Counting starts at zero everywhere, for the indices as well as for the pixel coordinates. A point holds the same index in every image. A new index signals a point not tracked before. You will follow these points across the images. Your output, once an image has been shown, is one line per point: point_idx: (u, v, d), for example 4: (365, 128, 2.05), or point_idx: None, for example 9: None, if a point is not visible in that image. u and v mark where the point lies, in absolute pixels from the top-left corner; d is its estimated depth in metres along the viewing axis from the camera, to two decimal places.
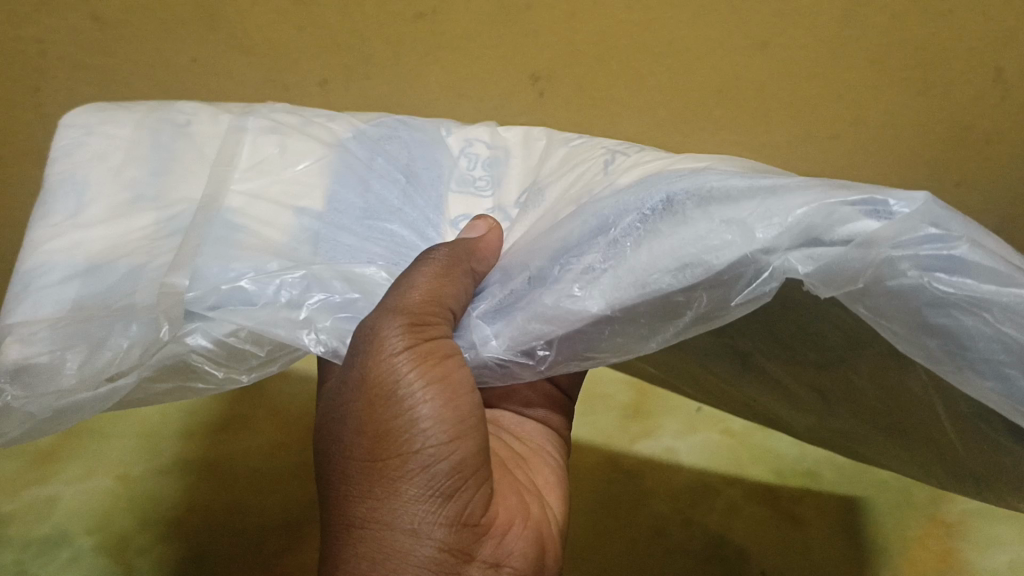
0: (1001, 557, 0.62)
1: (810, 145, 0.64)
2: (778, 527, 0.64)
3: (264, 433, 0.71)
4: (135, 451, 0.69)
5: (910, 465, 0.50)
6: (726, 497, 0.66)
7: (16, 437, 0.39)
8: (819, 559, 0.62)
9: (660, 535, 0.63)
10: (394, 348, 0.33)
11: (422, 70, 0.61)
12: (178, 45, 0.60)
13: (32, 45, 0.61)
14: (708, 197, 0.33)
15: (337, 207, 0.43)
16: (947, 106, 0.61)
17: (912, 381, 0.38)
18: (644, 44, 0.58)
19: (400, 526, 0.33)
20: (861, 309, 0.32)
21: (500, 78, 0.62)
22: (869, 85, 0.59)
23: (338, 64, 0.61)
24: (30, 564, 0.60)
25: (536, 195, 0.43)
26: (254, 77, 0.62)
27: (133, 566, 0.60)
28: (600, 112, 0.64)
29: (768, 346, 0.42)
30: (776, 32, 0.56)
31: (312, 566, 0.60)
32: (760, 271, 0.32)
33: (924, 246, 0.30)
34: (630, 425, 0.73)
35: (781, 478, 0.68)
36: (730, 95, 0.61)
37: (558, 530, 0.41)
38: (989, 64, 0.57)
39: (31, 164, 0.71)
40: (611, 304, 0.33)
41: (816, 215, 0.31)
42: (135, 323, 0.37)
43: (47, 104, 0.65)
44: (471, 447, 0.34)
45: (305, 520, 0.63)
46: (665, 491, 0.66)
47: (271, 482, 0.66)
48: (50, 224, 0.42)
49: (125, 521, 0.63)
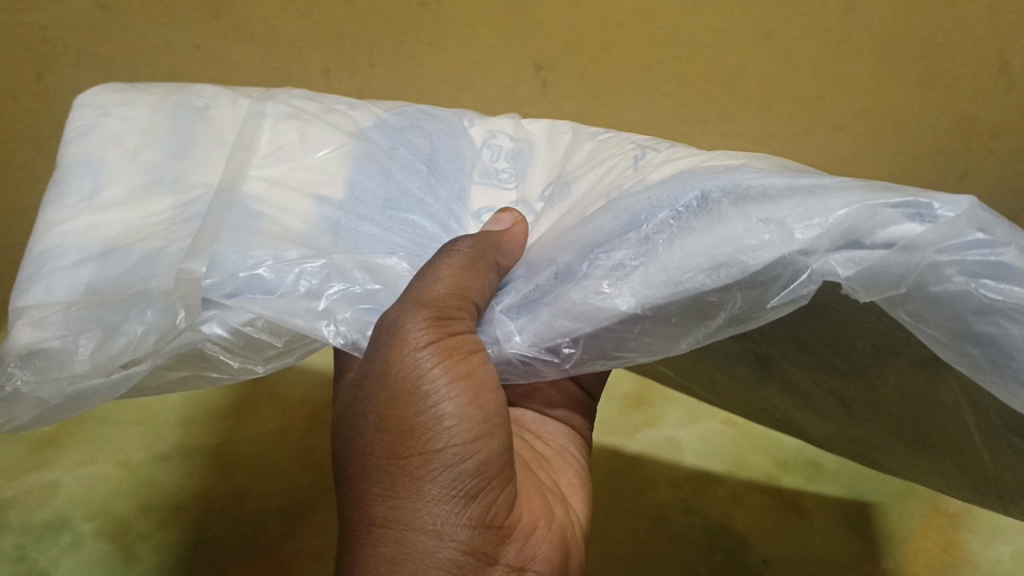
0: (1005, 548, 0.61)
1: (816, 140, 0.63)
2: (781, 517, 0.63)
3: (265, 420, 0.69)
4: (133, 436, 0.68)
5: (932, 476, 0.49)
6: (728, 487, 0.65)
7: (23, 423, 0.38)
8: (824, 550, 0.62)
9: (662, 523, 0.63)
10: (417, 343, 0.33)
11: (427, 55, 0.61)
12: (180, 32, 0.59)
13: (35, 31, 0.59)
14: (745, 195, 0.32)
15: (358, 196, 0.42)
16: (951, 104, 0.59)
17: (944, 393, 0.37)
18: (650, 36, 0.57)
19: (423, 526, 0.32)
20: (901, 314, 0.31)
21: (505, 67, 0.61)
22: (873, 78, 0.58)
23: (341, 49, 0.60)
24: (30, 548, 0.60)
25: (562, 189, 0.42)
26: (258, 65, 0.61)
27: (135, 552, 0.60)
28: (608, 98, 0.62)
29: (791, 351, 0.41)
30: (781, 22, 0.55)
31: (313, 555, 0.60)
32: (798, 274, 0.31)
33: (969, 252, 0.29)
34: (632, 413, 0.71)
35: (784, 469, 0.66)
36: (736, 85, 0.60)
37: (582, 533, 0.40)
38: (993, 56, 0.55)
39: (30, 151, 0.69)
40: (641, 303, 0.32)
41: (857, 216, 0.30)
42: (150, 309, 0.37)
43: (51, 91, 0.64)
44: (495, 446, 0.34)
45: (307, 510, 0.62)
46: (668, 479, 0.65)
47: (274, 465, 0.65)
48: (65, 206, 0.41)
49: (125, 506, 0.62)
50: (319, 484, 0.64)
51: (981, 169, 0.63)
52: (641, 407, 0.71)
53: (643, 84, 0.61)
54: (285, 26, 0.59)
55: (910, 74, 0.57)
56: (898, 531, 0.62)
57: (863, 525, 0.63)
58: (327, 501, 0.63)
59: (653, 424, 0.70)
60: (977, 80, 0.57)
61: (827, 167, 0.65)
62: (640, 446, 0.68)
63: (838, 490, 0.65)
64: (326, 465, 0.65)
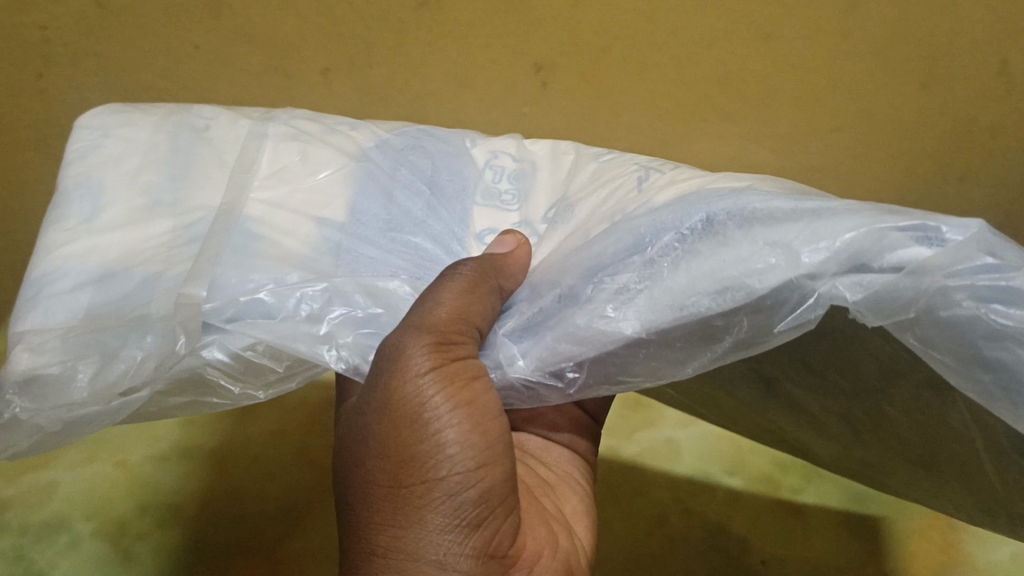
0: (1005, 549, 0.60)
1: (816, 145, 0.63)
2: (778, 519, 0.62)
3: (263, 420, 0.68)
4: (133, 437, 0.67)
5: (939, 499, 0.49)
6: (726, 489, 0.64)
7: (23, 450, 0.37)
8: (820, 552, 0.61)
9: (660, 523, 0.62)
10: (419, 369, 0.32)
11: (426, 57, 0.60)
12: (179, 31, 0.59)
13: (35, 31, 0.60)
14: (752, 218, 0.32)
15: (359, 218, 0.42)
16: (951, 105, 0.58)
17: (952, 415, 0.36)
18: (649, 37, 0.57)
19: (426, 557, 0.32)
20: (910, 339, 0.30)
21: (504, 68, 0.61)
22: (875, 80, 0.57)
23: (340, 50, 0.60)
24: (29, 548, 0.60)
25: (565, 211, 0.42)
26: (257, 66, 0.61)
27: (132, 553, 0.59)
28: (607, 99, 0.62)
29: (796, 373, 0.41)
30: (781, 23, 0.54)
31: (311, 553, 0.59)
32: (806, 298, 0.30)
33: (979, 277, 0.29)
34: (631, 415, 0.70)
35: (783, 470, 0.65)
36: (734, 87, 0.59)
37: (587, 561, 0.40)
38: (994, 56, 0.54)
39: (32, 153, 0.69)
40: (646, 327, 0.32)
41: (864, 240, 0.30)
42: (150, 334, 0.36)
43: (52, 91, 0.64)
44: (499, 474, 0.33)
45: (305, 508, 0.62)
46: (667, 482, 0.65)
47: (272, 467, 0.65)
48: (65, 228, 0.41)
49: (123, 506, 0.62)
50: (316, 483, 0.63)
51: (980, 173, 0.63)
52: (640, 409, 0.71)
53: (643, 87, 0.61)
54: (285, 29, 0.59)
55: (910, 77, 0.56)
56: (900, 539, 0.61)
57: (864, 530, 0.62)
58: (325, 499, 0.62)
59: (652, 425, 0.69)
60: (977, 81, 0.56)
61: (827, 170, 0.65)
62: (638, 448, 0.67)
63: (836, 500, 0.64)
64: (323, 465, 0.65)
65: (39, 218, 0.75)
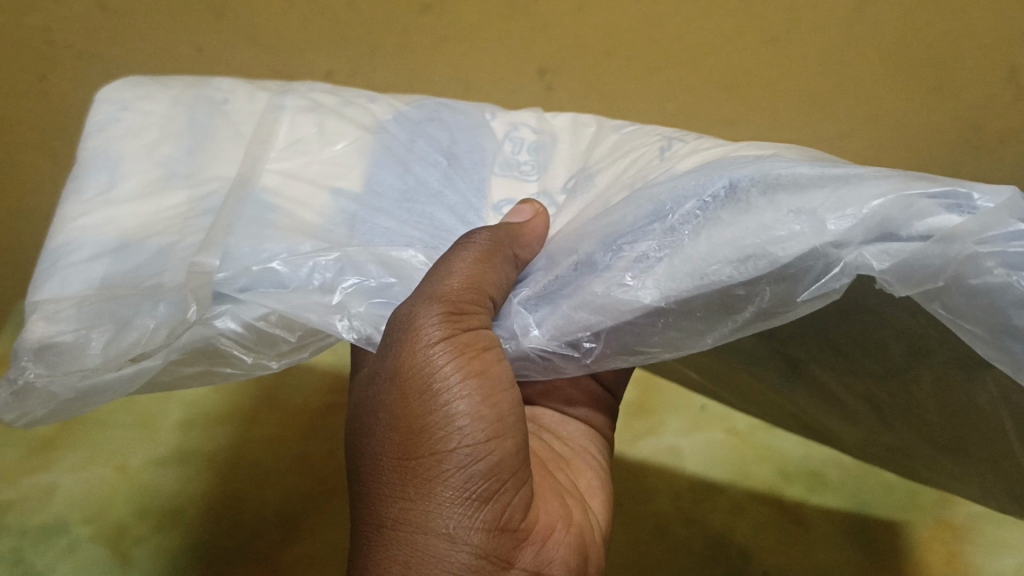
0: (1009, 560, 0.56)
1: (823, 143, 0.64)
2: (782, 529, 0.58)
3: (265, 426, 0.65)
4: (134, 438, 0.64)
5: (961, 482, 0.48)
6: (729, 497, 0.60)
7: (37, 418, 0.37)
8: (826, 562, 0.57)
9: (662, 534, 0.58)
10: (430, 339, 0.32)
11: (432, 58, 0.64)
12: (183, 34, 0.62)
13: (39, 33, 0.62)
14: (776, 184, 0.31)
15: (375, 188, 0.41)
16: (960, 109, 0.60)
17: (981, 397, 0.35)
18: (659, 45, 0.60)
19: (435, 530, 0.31)
20: (937, 309, 0.30)
21: (509, 70, 0.64)
22: (884, 87, 0.60)
23: (347, 55, 0.63)
24: (28, 551, 0.57)
25: (585, 181, 0.41)
26: (259, 67, 0.64)
27: (131, 557, 0.56)
28: (613, 100, 0.65)
29: (822, 353, 0.40)
30: (788, 29, 0.57)
31: (310, 560, 0.56)
32: (830, 267, 0.29)
33: (1012, 243, 0.28)
34: (632, 422, 0.65)
35: (786, 479, 0.61)
36: (744, 95, 0.62)
37: (602, 537, 0.39)
38: (1001, 63, 0.56)
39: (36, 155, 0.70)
40: (666, 296, 0.31)
41: (892, 207, 0.29)
42: (162, 303, 0.36)
43: (53, 92, 0.65)
44: (510, 447, 0.33)
45: (306, 512, 0.59)
46: (667, 486, 0.61)
47: (273, 474, 0.61)
48: (82, 200, 0.41)
49: (123, 509, 0.59)
50: (318, 488, 0.60)
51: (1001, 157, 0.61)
52: (642, 415, 0.66)
53: (649, 87, 0.64)
54: (289, 32, 0.62)
55: (918, 83, 0.59)
56: (912, 546, 0.57)
57: (869, 541, 0.58)
58: (327, 502, 0.60)
59: (655, 431, 0.64)
60: (989, 86, 0.58)
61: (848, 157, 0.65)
62: (642, 455, 0.63)
63: (839, 502, 0.60)
64: (327, 472, 0.62)
65: (46, 217, 0.75)
